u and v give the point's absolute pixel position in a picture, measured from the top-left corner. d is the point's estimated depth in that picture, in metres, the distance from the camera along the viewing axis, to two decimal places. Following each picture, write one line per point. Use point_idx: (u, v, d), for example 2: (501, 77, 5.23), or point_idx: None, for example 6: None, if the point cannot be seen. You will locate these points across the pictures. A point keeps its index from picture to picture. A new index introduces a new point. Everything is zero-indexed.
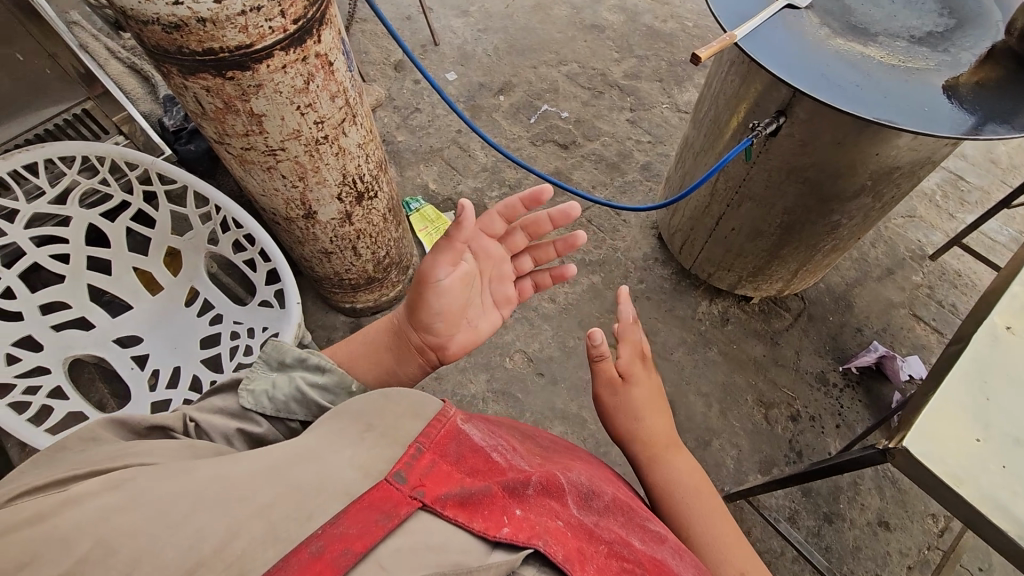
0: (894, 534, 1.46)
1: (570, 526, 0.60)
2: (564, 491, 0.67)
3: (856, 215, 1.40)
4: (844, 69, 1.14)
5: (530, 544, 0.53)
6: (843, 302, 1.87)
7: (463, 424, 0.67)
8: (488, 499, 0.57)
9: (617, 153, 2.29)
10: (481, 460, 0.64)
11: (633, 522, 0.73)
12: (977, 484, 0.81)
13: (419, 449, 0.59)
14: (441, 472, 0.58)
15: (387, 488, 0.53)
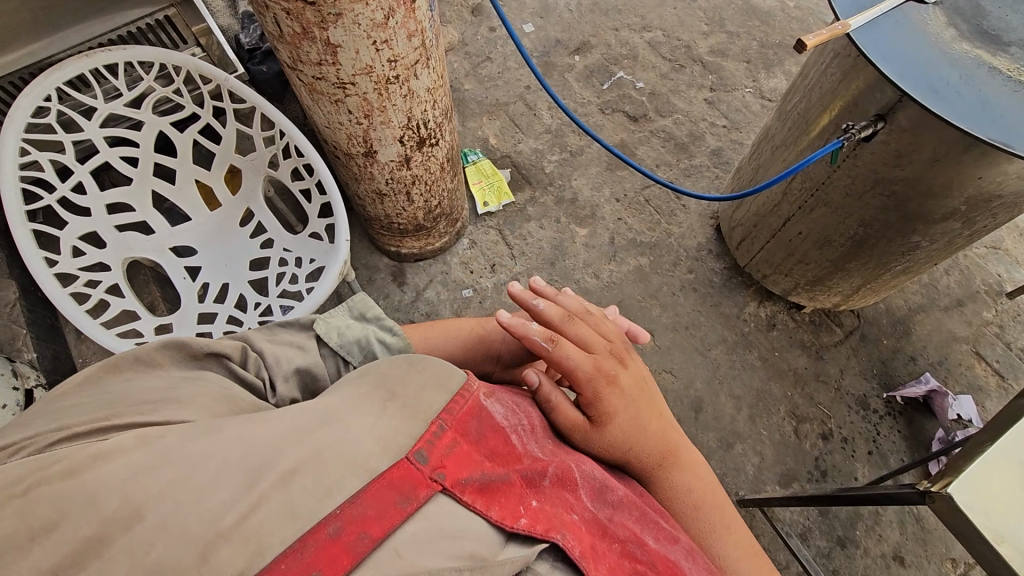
0: (907, 571, 1.42)
1: (583, 520, 0.63)
2: (579, 483, 0.69)
3: (939, 240, 1.30)
4: (964, 79, 1.03)
5: (549, 537, 0.56)
6: (901, 327, 1.77)
7: (486, 400, 0.69)
8: (506, 487, 0.60)
9: (688, 133, 2.18)
10: (500, 442, 0.66)
11: (648, 518, 0.73)
12: (1020, 546, 0.76)
13: (442, 426, 0.60)
14: (463, 452, 0.59)
15: (407, 468, 0.54)
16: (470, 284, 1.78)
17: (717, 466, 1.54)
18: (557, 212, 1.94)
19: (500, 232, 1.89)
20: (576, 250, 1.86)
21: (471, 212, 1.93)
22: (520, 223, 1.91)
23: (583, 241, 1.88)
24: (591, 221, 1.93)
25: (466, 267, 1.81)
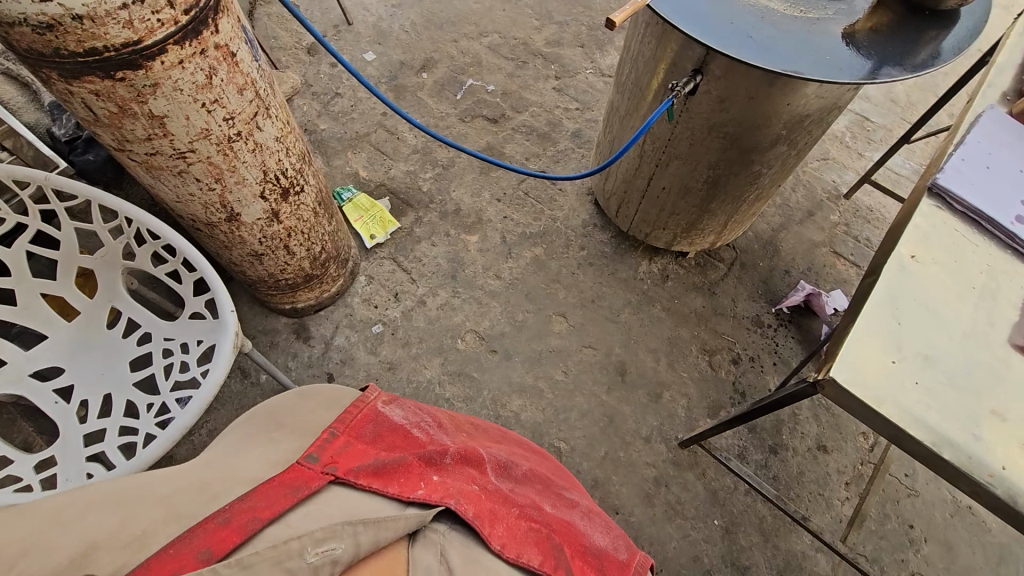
0: (831, 455, 1.60)
1: (485, 490, 0.70)
2: (482, 460, 0.76)
3: (775, 164, 1.47)
4: (752, 24, 1.17)
5: (442, 503, 0.63)
6: (771, 247, 1.97)
7: (383, 407, 0.78)
8: (403, 469, 0.67)
9: (547, 122, 2.28)
10: (398, 436, 0.74)
11: (549, 492, 0.82)
12: (898, 403, 0.88)
13: (334, 432, 0.69)
14: (355, 450, 0.68)
15: (300, 466, 0.63)
16: (378, 319, 1.75)
17: (653, 418, 1.64)
18: (445, 227, 1.95)
19: (395, 260, 1.87)
20: (472, 257, 1.89)
21: (360, 247, 1.90)
22: (411, 246, 1.91)
23: (477, 247, 1.92)
24: (480, 226, 1.96)
25: (369, 303, 1.78)
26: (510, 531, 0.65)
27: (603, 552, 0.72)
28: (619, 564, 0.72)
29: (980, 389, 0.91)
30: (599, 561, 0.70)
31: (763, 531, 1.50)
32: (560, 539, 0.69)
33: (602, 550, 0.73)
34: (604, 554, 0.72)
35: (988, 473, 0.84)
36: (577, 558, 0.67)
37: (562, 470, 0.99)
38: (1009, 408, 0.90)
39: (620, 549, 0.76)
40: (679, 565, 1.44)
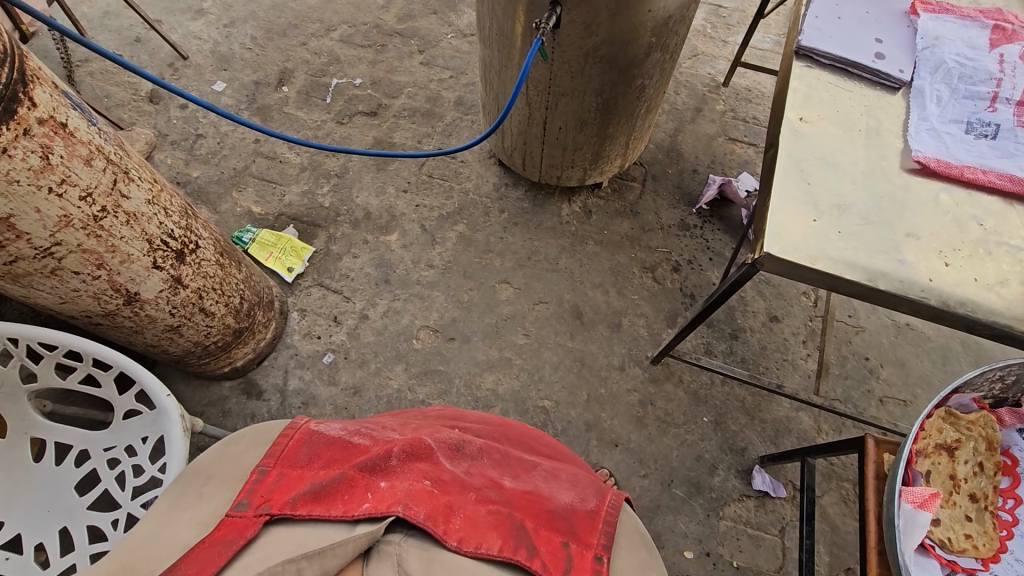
0: (784, 322, 1.72)
1: (439, 482, 0.66)
2: (434, 449, 0.72)
3: (655, 73, 1.50)
4: None
5: (391, 513, 0.59)
6: (674, 153, 2.03)
7: (317, 425, 0.75)
8: (345, 486, 0.63)
9: (426, 99, 2.21)
10: (338, 450, 0.70)
11: (509, 464, 0.78)
12: (828, 256, 0.94)
13: (263, 470, 0.67)
14: (290, 480, 0.66)
15: (232, 518, 0.61)
16: (327, 348, 1.68)
17: (621, 347, 1.68)
18: (361, 235, 1.88)
19: (322, 285, 1.78)
20: (399, 256, 1.83)
21: (281, 284, 1.79)
22: (333, 265, 1.82)
23: (400, 245, 1.86)
24: (396, 223, 1.90)
25: (311, 336, 1.70)
26: (467, 520, 0.62)
27: (570, 509, 0.70)
28: (589, 517, 0.69)
29: (892, 218, 0.98)
30: (566, 523, 0.67)
31: (748, 411, 1.60)
32: (523, 515, 0.66)
33: (569, 507, 0.71)
34: (571, 511, 0.70)
35: (920, 288, 0.92)
36: (542, 528, 0.65)
37: (534, 433, 0.98)
38: (919, 227, 0.98)
39: (587, 498, 0.74)
40: (687, 469, 1.51)
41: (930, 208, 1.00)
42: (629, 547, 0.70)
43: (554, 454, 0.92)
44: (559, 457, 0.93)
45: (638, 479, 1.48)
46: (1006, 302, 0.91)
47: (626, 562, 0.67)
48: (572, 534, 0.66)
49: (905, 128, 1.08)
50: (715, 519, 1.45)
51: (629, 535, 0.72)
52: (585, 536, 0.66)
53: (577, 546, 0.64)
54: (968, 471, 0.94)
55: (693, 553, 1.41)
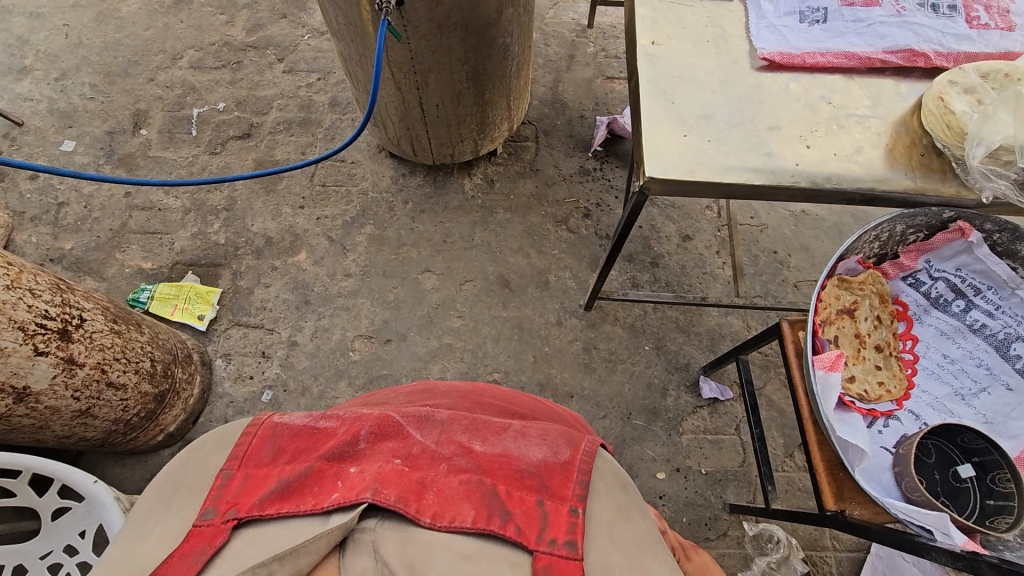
0: (695, 239, 1.80)
1: (409, 458, 0.65)
2: (402, 423, 0.71)
3: (514, 29, 1.48)
4: None
5: (360, 501, 0.59)
6: (558, 104, 2.05)
7: (282, 418, 0.73)
8: (312, 478, 0.63)
9: (299, 107, 2.10)
10: (304, 440, 0.69)
11: (478, 424, 0.74)
12: (705, 166, 0.98)
13: (229, 473, 0.65)
14: (256, 479, 0.64)
15: (199, 527, 0.59)
16: (263, 386, 1.61)
17: (554, 302, 1.71)
18: (267, 262, 1.79)
19: (240, 323, 1.70)
20: (313, 274, 1.76)
21: (196, 335, 1.69)
22: (247, 300, 1.73)
23: (311, 263, 1.78)
24: (301, 241, 1.82)
25: (243, 379, 1.63)
26: (440, 494, 0.61)
27: (543, 464, 0.68)
28: (562, 469, 0.68)
29: (754, 116, 1.04)
30: (539, 479, 0.65)
31: (683, 329, 1.68)
32: (494, 480, 0.64)
33: (542, 462, 0.68)
34: (544, 466, 0.68)
35: (791, 175, 0.98)
36: (515, 490, 0.63)
37: (506, 394, 0.96)
38: (780, 119, 1.03)
39: (560, 452, 0.70)
40: (642, 399, 1.59)
41: (785, 99, 1.06)
42: (607, 492, 0.68)
43: (529, 415, 0.90)
44: (533, 416, 0.91)
45: (600, 421, 1.55)
46: (865, 168, 1.00)
47: (605, 508, 0.65)
48: (546, 490, 0.64)
49: (747, 29, 1.14)
50: (676, 436, 1.54)
51: (609, 480, 0.70)
52: (559, 490, 0.64)
53: (551, 502, 0.63)
54: (869, 326, 1.04)
55: (665, 473, 1.50)
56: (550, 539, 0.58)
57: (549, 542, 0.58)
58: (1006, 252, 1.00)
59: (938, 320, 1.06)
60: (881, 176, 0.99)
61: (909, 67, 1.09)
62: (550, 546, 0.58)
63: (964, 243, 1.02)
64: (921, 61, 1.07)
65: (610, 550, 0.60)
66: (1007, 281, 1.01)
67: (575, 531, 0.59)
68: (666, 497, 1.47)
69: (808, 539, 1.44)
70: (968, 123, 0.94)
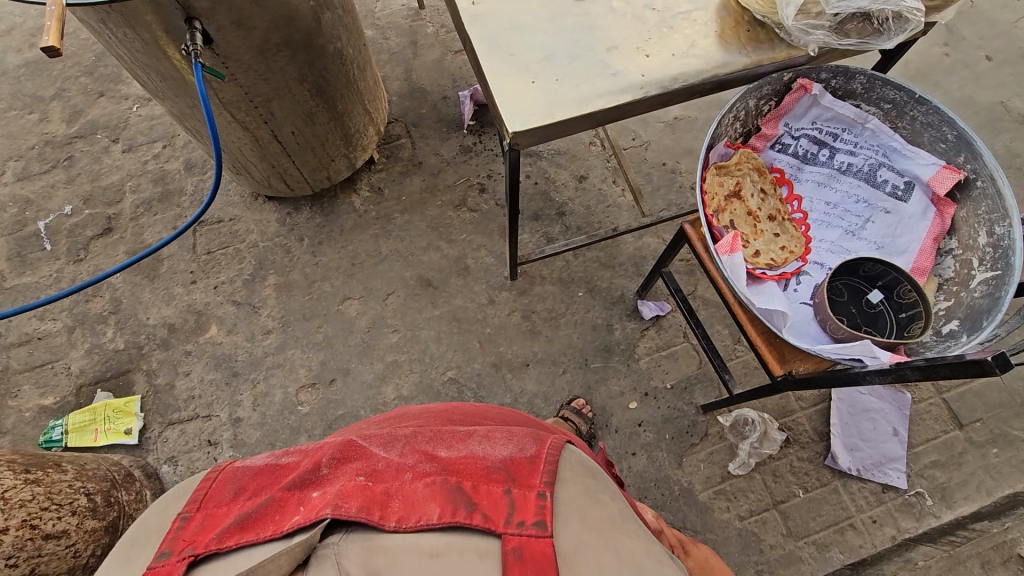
0: (590, 178, 1.84)
1: (373, 474, 0.68)
2: (364, 446, 0.74)
3: (341, 33, 1.40)
4: None
5: (321, 517, 0.60)
6: (418, 92, 2.01)
7: (243, 463, 0.76)
8: (275, 508, 0.64)
9: (153, 183, 1.90)
10: (265, 478, 0.72)
11: (443, 436, 0.78)
12: (561, 105, 0.99)
13: (185, 516, 0.66)
14: (214, 518, 0.65)
15: (153, 567, 0.58)
16: None
17: (481, 283, 1.71)
18: (178, 350, 1.64)
19: (173, 422, 1.56)
20: (231, 345, 1.64)
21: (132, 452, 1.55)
22: (171, 395, 1.59)
23: (224, 334, 1.66)
24: (207, 316, 1.68)
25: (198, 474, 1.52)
26: (406, 501, 0.64)
27: (509, 460, 0.72)
28: (529, 462, 0.71)
29: (590, 43, 1.05)
30: (506, 473, 0.69)
31: (608, 265, 1.73)
32: (458, 478, 0.68)
33: (508, 459, 0.72)
34: (511, 461, 0.71)
35: (641, 87, 1.01)
36: (481, 484, 0.67)
37: (479, 408, 1.00)
38: (615, 38, 1.05)
39: (527, 448, 0.74)
40: (592, 342, 1.64)
41: (613, 18, 1.08)
42: (575, 478, 0.72)
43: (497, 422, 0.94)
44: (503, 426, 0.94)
45: (561, 378, 1.59)
46: (703, 59, 1.04)
47: (572, 494, 0.69)
48: (513, 481, 0.67)
49: None
50: (635, 363, 1.62)
51: (576, 469, 0.74)
52: (525, 480, 0.68)
53: (518, 490, 0.66)
54: (758, 201, 1.11)
55: (636, 401, 1.57)
56: (518, 521, 0.61)
57: (517, 524, 0.61)
58: (847, 93, 1.09)
59: (812, 174, 1.14)
60: (721, 61, 1.04)
61: None
62: (520, 528, 0.61)
63: (810, 97, 1.09)
64: None
65: (581, 531, 0.64)
66: (856, 119, 1.10)
67: (543, 512, 0.63)
68: (645, 423, 1.55)
69: (779, 409, 1.57)
70: None
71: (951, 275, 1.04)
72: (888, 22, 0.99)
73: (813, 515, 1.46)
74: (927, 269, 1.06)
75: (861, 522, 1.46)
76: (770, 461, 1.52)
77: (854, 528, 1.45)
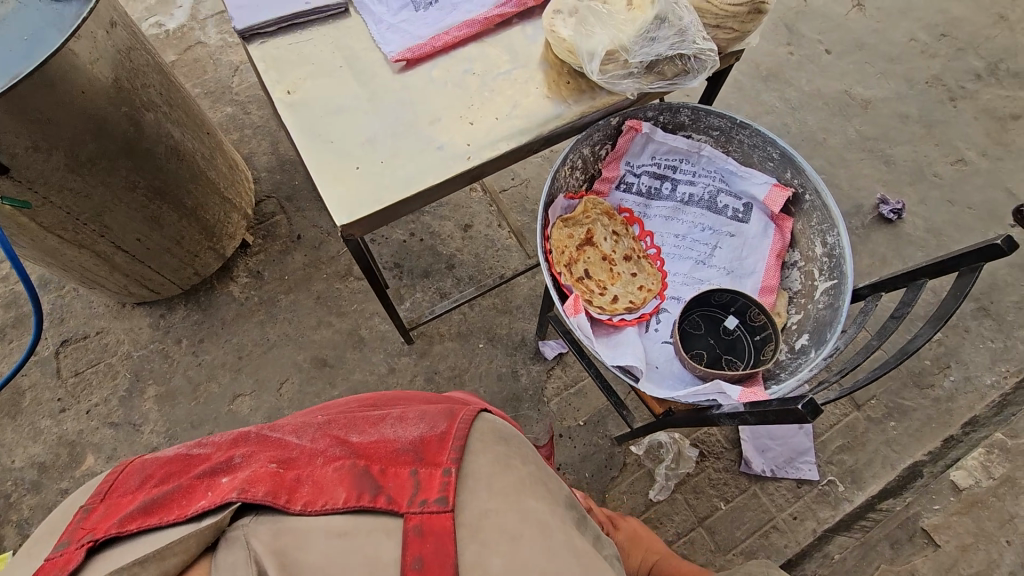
0: (474, 226, 1.82)
1: (284, 460, 0.65)
2: (278, 436, 0.71)
3: (171, 128, 1.32)
4: None
5: (229, 500, 0.58)
6: (288, 164, 1.94)
7: (153, 454, 0.71)
8: (182, 493, 0.61)
9: (4, 308, 1.73)
10: (175, 465, 0.67)
11: (356, 423, 0.75)
12: (386, 187, 0.97)
13: (89, 508, 0.62)
14: (121, 506, 0.61)
15: (48, 558, 0.53)
16: None
17: (378, 354, 1.65)
18: (51, 491, 1.48)
19: None
20: None
21: None
22: None
23: (104, 462, 1.52)
24: (82, 445, 1.53)
25: None
26: (315, 484, 0.62)
27: (420, 439, 0.69)
28: (438, 439, 0.69)
29: (412, 119, 1.03)
30: (414, 453, 0.67)
31: (505, 310, 1.71)
32: (367, 461, 0.65)
33: (420, 437, 0.70)
34: (420, 441, 0.69)
35: (467, 158, 1.00)
36: (389, 466, 0.65)
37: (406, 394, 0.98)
38: (437, 110, 1.04)
39: (438, 424, 0.72)
40: (500, 393, 1.61)
41: (433, 89, 1.07)
42: (485, 448, 0.69)
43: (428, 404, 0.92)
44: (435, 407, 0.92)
45: None
46: (526, 117, 1.05)
47: (484, 463, 0.67)
48: (420, 461, 0.66)
49: (372, 36, 1.12)
50: (546, 407, 1.60)
51: (488, 436, 0.72)
52: (433, 457, 0.66)
53: (425, 469, 0.64)
54: (612, 244, 1.11)
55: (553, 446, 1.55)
56: (421, 499, 0.61)
57: (419, 503, 0.60)
58: (677, 126, 1.12)
59: (659, 208, 1.16)
60: (544, 117, 1.05)
61: (525, 10, 1.15)
62: (421, 506, 0.60)
63: (643, 136, 1.11)
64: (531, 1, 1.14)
65: (488, 500, 0.63)
66: (690, 149, 1.13)
67: (447, 487, 0.62)
68: (564, 466, 1.53)
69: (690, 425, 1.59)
70: (577, 42, 1.01)
71: (798, 288, 1.08)
72: (691, 62, 1.02)
73: (738, 525, 1.48)
74: (776, 286, 1.10)
75: (782, 522, 1.49)
76: (690, 479, 1.53)
77: (776, 529, 1.48)
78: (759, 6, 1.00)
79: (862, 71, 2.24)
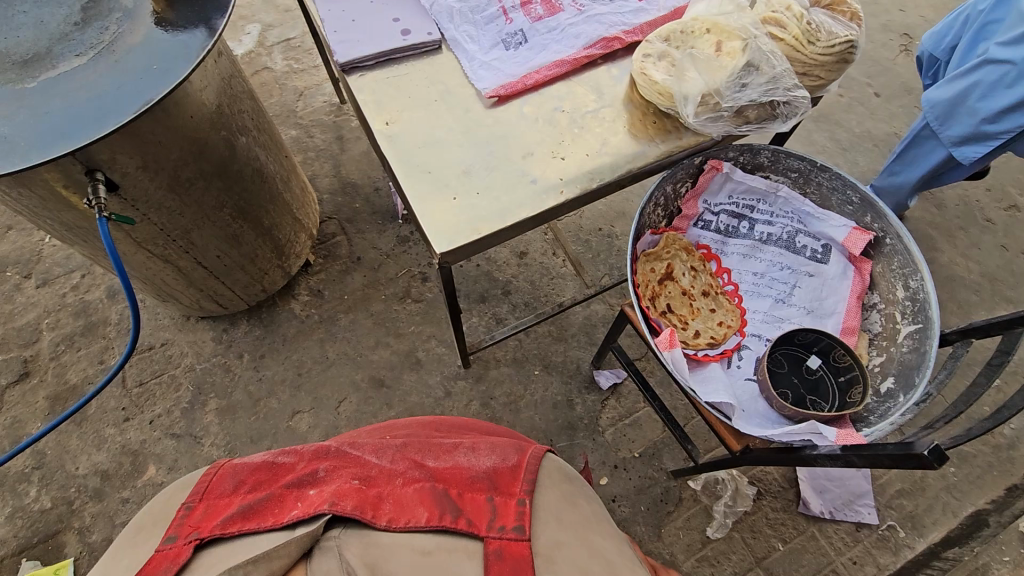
0: (529, 254, 1.85)
1: (366, 477, 0.65)
2: (356, 451, 0.71)
3: (258, 152, 1.38)
4: (78, 93, 0.96)
5: (320, 511, 0.58)
6: (349, 187, 2.00)
7: (240, 458, 0.73)
8: (273, 501, 0.62)
9: (74, 317, 1.78)
10: (263, 474, 0.69)
11: (430, 443, 0.76)
12: (483, 218, 1.00)
13: (189, 506, 0.64)
14: (218, 508, 0.63)
15: (159, 551, 0.57)
16: None
17: (434, 376, 1.67)
18: (113, 499, 1.50)
19: None
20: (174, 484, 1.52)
21: None
22: None
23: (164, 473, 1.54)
24: (144, 455, 1.56)
25: None
26: (397, 501, 0.62)
27: (492, 470, 0.70)
28: (511, 471, 0.70)
29: (505, 154, 1.07)
30: (486, 481, 0.68)
31: (559, 338, 1.73)
32: (444, 485, 0.66)
33: (492, 469, 0.70)
34: (494, 471, 0.70)
35: (559, 191, 1.03)
36: (465, 491, 0.66)
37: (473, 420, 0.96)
38: (530, 146, 1.08)
39: (508, 457, 0.73)
40: (555, 422, 1.61)
41: (524, 125, 1.11)
42: (553, 484, 0.70)
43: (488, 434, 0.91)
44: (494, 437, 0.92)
45: None
46: (615, 152, 1.08)
47: (553, 499, 0.68)
48: (494, 489, 0.67)
49: (465, 74, 1.17)
50: (601, 437, 1.60)
51: (555, 475, 0.73)
52: (507, 487, 0.67)
53: (500, 497, 0.65)
54: (690, 279, 1.14)
55: (608, 476, 1.55)
56: (499, 525, 0.61)
57: (498, 528, 0.61)
58: (756, 167, 1.15)
59: (736, 246, 1.18)
60: (632, 154, 1.08)
61: (611, 52, 1.20)
62: (500, 531, 0.60)
63: (722, 176, 1.14)
64: (617, 43, 1.19)
65: (559, 530, 0.63)
66: (768, 189, 1.15)
67: (522, 517, 0.62)
68: (619, 497, 1.52)
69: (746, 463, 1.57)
70: (671, 86, 1.05)
71: (879, 330, 1.09)
72: (781, 108, 1.05)
73: (796, 567, 1.46)
74: (856, 327, 1.11)
75: (842, 566, 1.46)
76: (747, 518, 1.51)
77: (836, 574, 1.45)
78: (846, 55, 1.04)
79: (911, 114, 2.27)
